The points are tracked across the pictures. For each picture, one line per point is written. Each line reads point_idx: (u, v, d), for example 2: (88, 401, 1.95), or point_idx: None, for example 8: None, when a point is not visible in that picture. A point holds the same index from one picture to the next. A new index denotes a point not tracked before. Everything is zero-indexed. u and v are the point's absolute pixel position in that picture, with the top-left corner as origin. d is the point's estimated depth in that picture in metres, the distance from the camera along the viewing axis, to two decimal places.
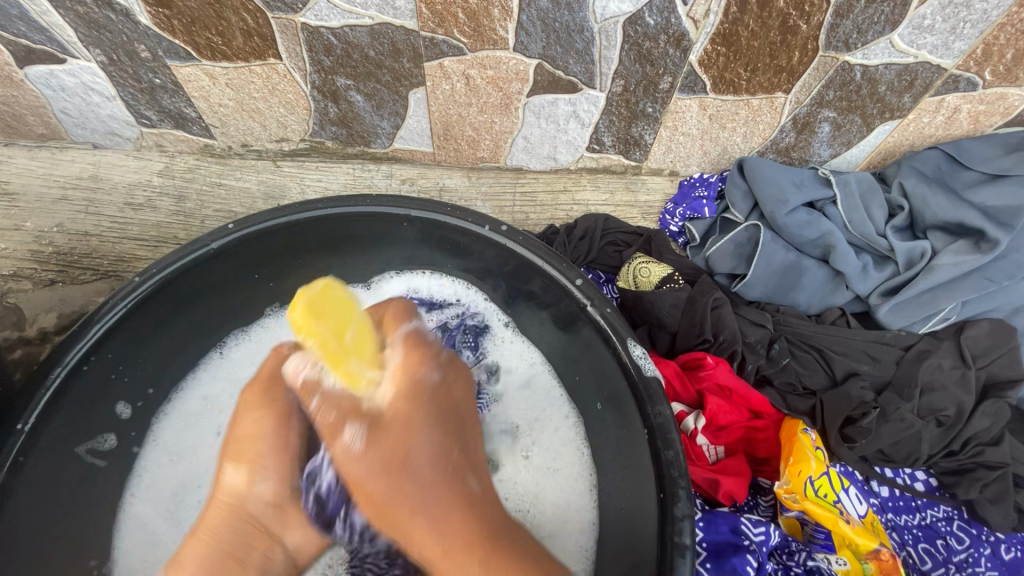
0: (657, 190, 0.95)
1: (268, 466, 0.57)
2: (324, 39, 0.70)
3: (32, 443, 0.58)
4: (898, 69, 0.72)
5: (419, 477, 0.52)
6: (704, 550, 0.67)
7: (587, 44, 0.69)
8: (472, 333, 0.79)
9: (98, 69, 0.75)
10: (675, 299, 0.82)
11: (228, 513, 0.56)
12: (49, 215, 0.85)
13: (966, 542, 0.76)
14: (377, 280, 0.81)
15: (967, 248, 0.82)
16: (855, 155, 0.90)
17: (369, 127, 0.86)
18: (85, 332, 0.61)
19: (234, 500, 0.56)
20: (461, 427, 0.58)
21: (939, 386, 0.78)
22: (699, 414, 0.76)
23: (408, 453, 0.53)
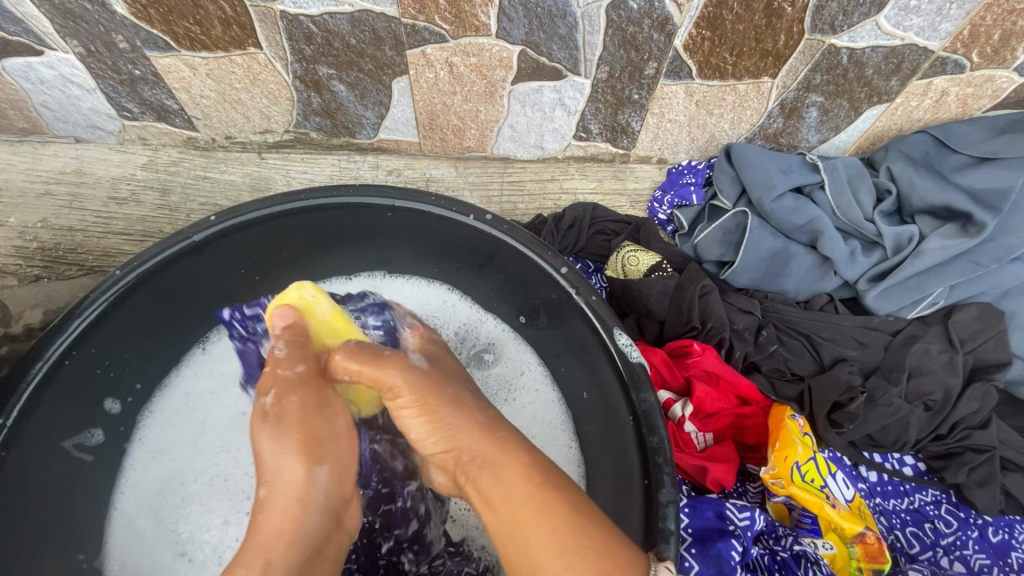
0: (645, 178, 0.94)
1: (326, 461, 0.53)
2: (305, 27, 0.69)
3: (13, 439, 0.57)
4: (885, 51, 0.72)
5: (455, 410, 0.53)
6: (690, 535, 0.67)
7: (570, 29, 0.68)
8: (462, 344, 0.79)
9: (76, 60, 0.74)
10: (664, 287, 0.82)
11: (304, 517, 0.51)
12: (32, 210, 0.84)
13: (953, 525, 0.76)
14: (365, 277, 0.82)
15: (953, 232, 0.81)
16: (843, 140, 0.89)
17: (353, 117, 0.85)
18: (66, 326, 0.60)
19: (309, 500, 0.51)
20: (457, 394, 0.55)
21: (927, 370, 0.78)
22: (686, 401, 0.76)
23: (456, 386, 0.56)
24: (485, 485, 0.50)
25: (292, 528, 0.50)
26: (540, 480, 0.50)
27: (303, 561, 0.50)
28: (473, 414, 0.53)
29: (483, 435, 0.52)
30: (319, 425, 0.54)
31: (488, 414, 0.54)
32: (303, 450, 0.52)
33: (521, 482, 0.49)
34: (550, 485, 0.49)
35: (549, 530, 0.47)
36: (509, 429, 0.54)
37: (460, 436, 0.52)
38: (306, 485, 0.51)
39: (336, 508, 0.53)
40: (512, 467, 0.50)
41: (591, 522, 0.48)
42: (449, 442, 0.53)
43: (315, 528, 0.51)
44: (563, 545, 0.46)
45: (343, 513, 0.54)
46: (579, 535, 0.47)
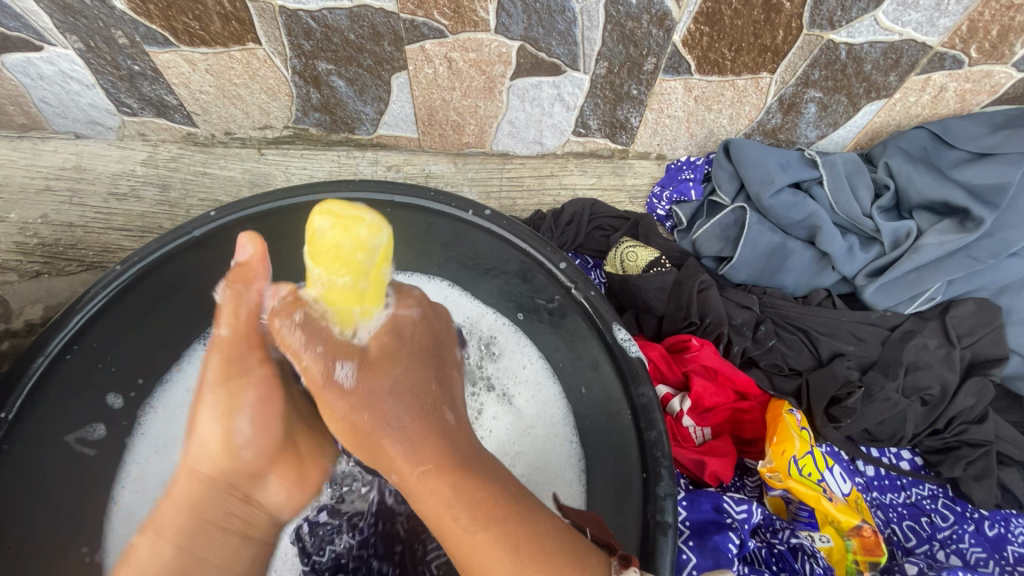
0: (645, 174, 0.95)
1: (243, 418, 0.60)
2: (304, 22, 0.69)
3: (14, 433, 0.57)
4: (883, 47, 0.72)
5: (382, 415, 0.56)
6: (687, 529, 0.68)
7: (569, 24, 0.68)
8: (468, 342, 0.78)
9: (76, 56, 0.74)
10: (662, 283, 0.82)
11: (206, 485, 0.59)
12: (33, 206, 0.84)
13: (950, 519, 0.76)
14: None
15: (951, 227, 0.81)
16: (842, 136, 0.89)
17: (352, 113, 0.85)
18: (67, 321, 0.60)
19: (214, 468, 0.59)
20: (385, 398, 0.56)
21: (924, 365, 0.78)
22: (684, 396, 0.76)
23: (388, 384, 0.57)
24: (427, 503, 0.50)
25: (195, 498, 0.58)
26: (471, 516, 0.48)
27: (198, 527, 0.56)
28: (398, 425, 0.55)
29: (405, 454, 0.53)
30: (257, 401, 0.61)
31: (415, 437, 0.54)
32: (223, 417, 0.60)
33: (442, 520, 0.49)
34: (485, 514, 0.48)
35: (498, 560, 0.46)
36: (437, 450, 0.53)
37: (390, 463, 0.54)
38: (224, 439, 0.60)
39: (248, 481, 0.60)
40: (438, 505, 0.49)
41: (528, 551, 0.46)
42: (385, 467, 0.55)
43: (217, 498, 0.59)
44: (508, 557, 0.46)
45: (253, 488, 0.61)
46: (496, 554, 0.46)
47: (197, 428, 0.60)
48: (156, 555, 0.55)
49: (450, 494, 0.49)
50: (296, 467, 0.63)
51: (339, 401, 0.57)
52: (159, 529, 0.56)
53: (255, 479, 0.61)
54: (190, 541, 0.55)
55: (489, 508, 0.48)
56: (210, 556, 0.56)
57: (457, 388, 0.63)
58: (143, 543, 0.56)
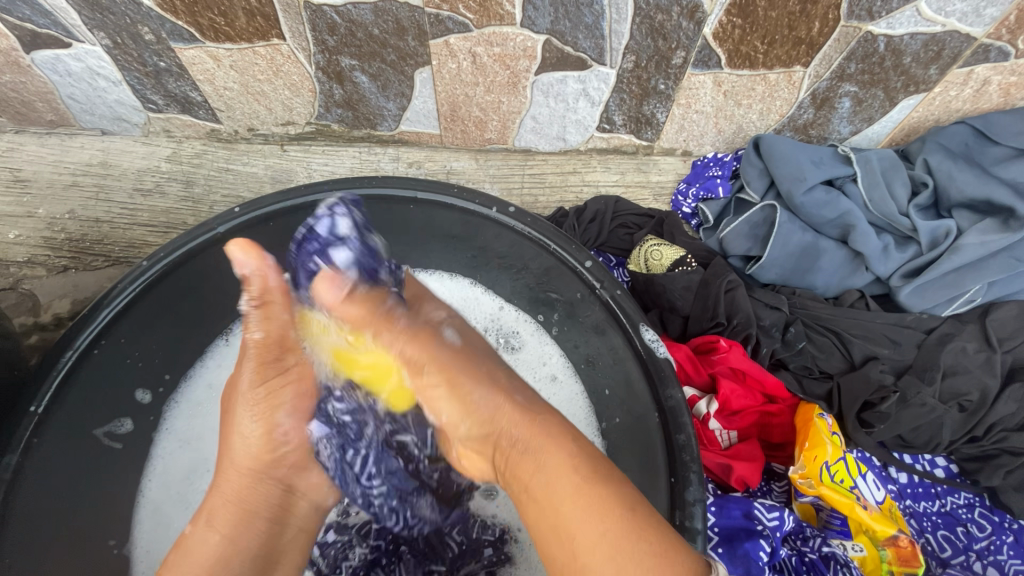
0: (670, 171, 0.93)
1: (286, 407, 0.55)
2: (328, 17, 0.68)
3: (44, 425, 0.58)
4: (925, 39, 0.69)
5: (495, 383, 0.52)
6: (716, 535, 0.66)
7: (596, 17, 0.66)
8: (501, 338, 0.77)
9: (102, 52, 0.75)
10: (688, 282, 0.81)
11: (257, 481, 0.53)
12: (60, 202, 0.85)
13: (987, 529, 0.74)
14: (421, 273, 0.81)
15: (994, 226, 0.78)
16: (877, 131, 0.87)
17: (374, 109, 0.85)
18: (95, 316, 0.61)
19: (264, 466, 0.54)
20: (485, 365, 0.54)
21: (963, 369, 0.76)
22: (711, 399, 0.75)
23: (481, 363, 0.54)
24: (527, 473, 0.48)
25: (238, 494, 0.52)
26: (588, 473, 0.46)
27: (244, 518, 0.52)
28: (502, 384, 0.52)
29: (515, 411, 0.50)
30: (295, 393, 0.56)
31: (528, 405, 0.51)
32: (262, 411, 0.54)
33: (576, 483, 0.45)
34: (597, 478, 0.46)
35: (598, 530, 0.43)
36: (549, 409, 0.51)
37: (496, 421, 0.50)
38: (265, 434, 0.54)
39: (287, 470, 0.55)
40: (557, 460, 0.47)
41: (649, 524, 0.44)
42: (491, 432, 0.50)
43: (269, 495, 0.54)
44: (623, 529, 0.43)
45: (295, 477, 0.56)
46: (644, 549, 0.42)
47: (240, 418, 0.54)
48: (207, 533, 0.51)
49: (573, 483, 0.45)
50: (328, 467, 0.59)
51: (438, 361, 0.53)
52: (207, 519, 0.51)
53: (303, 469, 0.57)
54: (238, 535, 0.51)
55: (611, 480, 0.46)
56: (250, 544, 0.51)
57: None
58: (208, 540, 0.50)
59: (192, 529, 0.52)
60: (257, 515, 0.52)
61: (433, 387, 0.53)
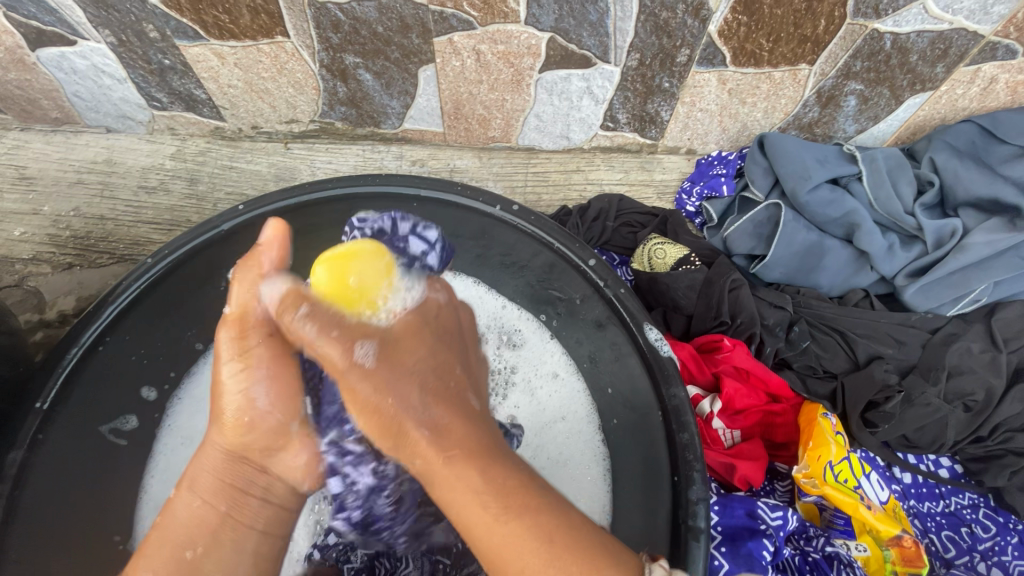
0: (673, 169, 0.93)
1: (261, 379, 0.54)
2: (332, 15, 0.68)
3: (49, 423, 0.58)
4: (932, 36, 0.69)
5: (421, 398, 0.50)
6: (720, 534, 0.66)
7: (601, 15, 0.66)
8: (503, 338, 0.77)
9: (107, 50, 0.75)
10: (691, 281, 0.80)
11: (232, 454, 0.53)
12: (66, 199, 0.85)
13: (992, 530, 0.74)
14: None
15: (1000, 226, 0.78)
16: (883, 130, 0.86)
17: (378, 107, 0.85)
18: (100, 312, 0.62)
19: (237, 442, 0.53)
20: (415, 371, 0.51)
21: (968, 369, 0.75)
22: (714, 397, 0.75)
23: (409, 362, 0.51)
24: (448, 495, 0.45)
25: (217, 470, 0.52)
26: (498, 509, 0.43)
27: (221, 489, 0.52)
28: (430, 403, 0.49)
29: (433, 440, 0.47)
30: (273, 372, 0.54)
31: (439, 420, 0.48)
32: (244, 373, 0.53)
33: (475, 519, 0.43)
34: (508, 509, 0.43)
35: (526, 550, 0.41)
36: (464, 433, 0.48)
37: (411, 443, 0.48)
38: (240, 404, 0.53)
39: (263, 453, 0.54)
40: (467, 490, 0.44)
41: (563, 555, 0.41)
42: (404, 455, 0.48)
43: (244, 473, 0.53)
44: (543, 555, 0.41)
45: (272, 459, 0.55)
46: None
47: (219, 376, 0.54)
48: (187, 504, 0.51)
49: (493, 509, 0.43)
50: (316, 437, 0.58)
51: (356, 383, 0.50)
52: (192, 486, 0.52)
53: (276, 450, 0.55)
54: (221, 504, 0.51)
55: (527, 507, 0.43)
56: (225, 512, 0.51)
57: (475, 373, 0.58)
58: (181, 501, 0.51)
59: (177, 496, 0.52)
60: (244, 495, 0.52)
61: (360, 403, 0.50)
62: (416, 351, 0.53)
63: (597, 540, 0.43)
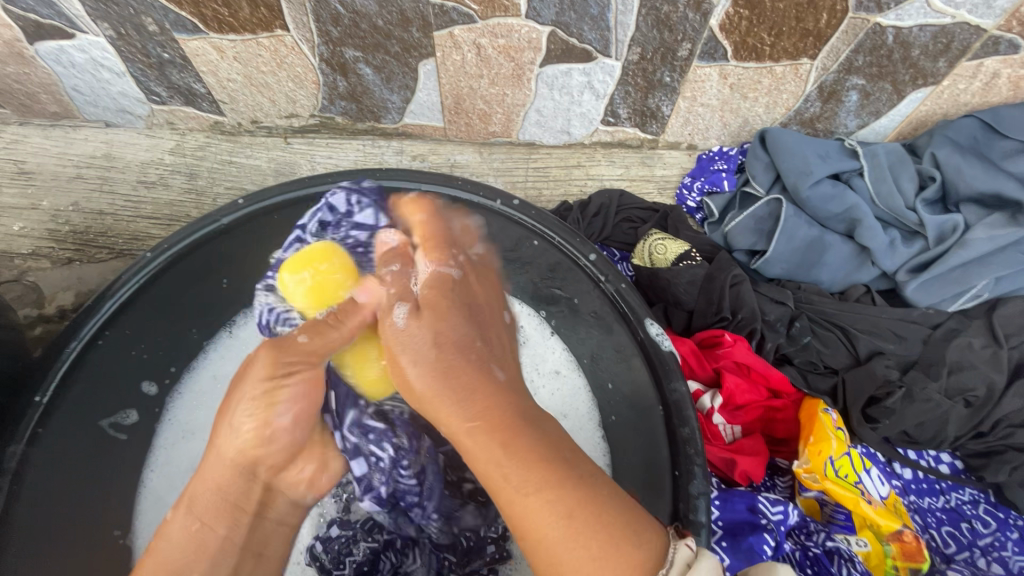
0: (674, 165, 0.92)
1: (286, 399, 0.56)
2: (332, 8, 0.68)
3: (48, 417, 0.58)
4: (934, 31, 0.69)
5: (443, 369, 0.56)
6: (720, 529, 0.66)
7: (602, 9, 0.66)
8: None
9: (106, 43, 0.74)
10: (692, 276, 0.80)
11: (238, 474, 0.54)
12: (65, 193, 0.85)
13: (992, 526, 0.74)
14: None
15: (1002, 221, 0.78)
16: (884, 126, 0.86)
17: (379, 101, 0.84)
18: (98, 308, 0.62)
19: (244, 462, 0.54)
20: (440, 345, 0.57)
21: (969, 365, 0.75)
22: (715, 393, 0.75)
23: (437, 337, 0.58)
24: (478, 460, 0.49)
25: (221, 489, 0.54)
26: (523, 477, 0.47)
27: (225, 510, 0.53)
28: (457, 374, 0.55)
29: (456, 409, 0.52)
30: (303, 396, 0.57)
31: (464, 390, 0.53)
32: (266, 401, 0.55)
33: (501, 487, 0.47)
34: (545, 484, 0.46)
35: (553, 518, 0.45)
36: (488, 405, 0.52)
37: (438, 408, 0.54)
38: (255, 428, 0.55)
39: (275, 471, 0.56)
40: (489, 458, 0.48)
41: (583, 526, 0.44)
42: (437, 419, 0.54)
43: (249, 491, 0.55)
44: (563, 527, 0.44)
45: (281, 474, 0.57)
46: (578, 550, 0.43)
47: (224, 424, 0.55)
48: (186, 527, 0.52)
49: (517, 474, 0.47)
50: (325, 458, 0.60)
51: (396, 350, 0.58)
52: (191, 505, 0.53)
53: (282, 470, 0.57)
54: (220, 524, 0.53)
55: (549, 480, 0.46)
56: (221, 530, 0.52)
57: (502, 347, 0.61)
58: (183, 526, 0.52)
59: (176, 514, 0.54)
60: (240, 512, 0.54)
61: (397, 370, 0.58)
62: (442, 325, 0.58)
63: (620, 519, 0.45)
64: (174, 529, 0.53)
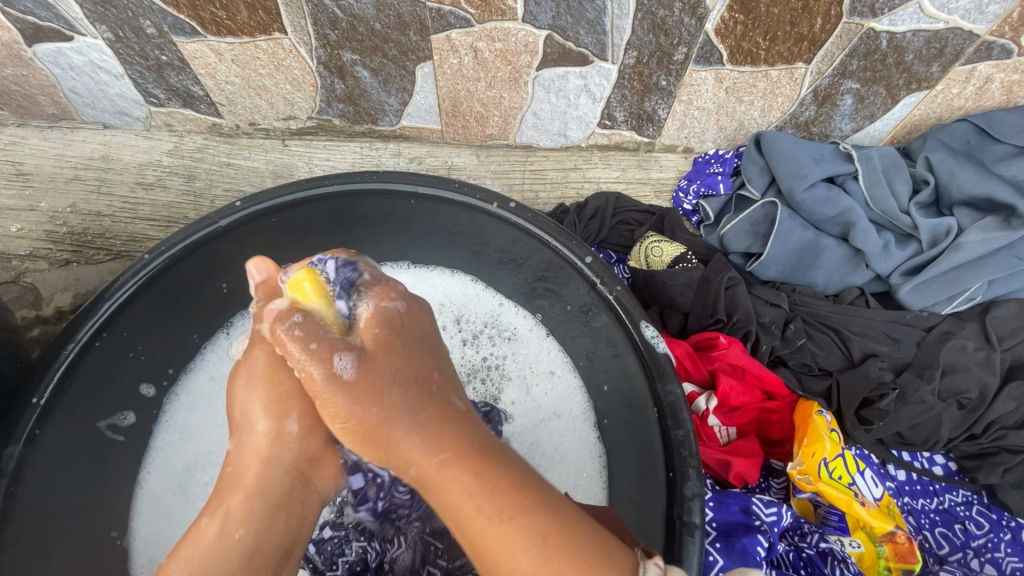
0: (670, 167, 0.93)
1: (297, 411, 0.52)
2: (329, 12, 0.68)
3: (47, 417, 0.57)
4: (928, 36, 0.69)
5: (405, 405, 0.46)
6: (714, 530, 0.66)
7: (598, 13, 0.66)
8: (498, 336, 0.78)
9: (105, 46, 0.75)
10: (688, 279, 0.81)
11: (268, 470, 0.50)
12: (62, 195, 0.85)
13: (985, 527, 0.74)
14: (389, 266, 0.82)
15: (995, 225, 0.78)
16: (879, 129, 0.87)
17: (376, 104, 0.85)
18: (95, 309, 0.60)
19: (269, 456, 0.51)
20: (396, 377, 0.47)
21: (961, 367, 0.76)
22: (710, 395, 0.75)
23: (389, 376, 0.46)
24: (452, 497, 0.43)
25: (251, 486, 0.49)
26: (492, 510, 0.42)
27: (265, 512, 0.49)
28: (408, 411, 0.46)
29: (422, 454, 0.45)
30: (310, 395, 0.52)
31: (425, 426, 0.46)
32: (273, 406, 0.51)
33: (469, 520, 0.42)
34: (505, 513, 0.42)
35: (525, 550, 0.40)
36: (456, 440, 0.45)
37: (397, 457, 0.45)
38: (274, 431, 0.51)
39: (303, 468, 0.52)
40: (459, 498, 0.43)
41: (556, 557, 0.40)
42: (396, 464, 0.46)
43: (288, 490, 0.51)
44: (543, 554, 0.40)
45: (311, 473, 0.53)
46: None
47: (253, 424, 0.51)
48: (223, 536, 0.47)
49: (492, 506, 0.42)
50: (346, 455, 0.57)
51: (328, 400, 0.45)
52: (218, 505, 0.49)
53: (315, 466, 0.53)
54: (256, 526, 0.48)
55: (520, 505, 0.42)
56: (256, 531, 0.48)
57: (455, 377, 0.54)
58: (210, 529, 0.48)
59: (205, 522, 0.48)
60: (278, 512, 0.49)
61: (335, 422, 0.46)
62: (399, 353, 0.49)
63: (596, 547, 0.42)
64: (202, 537, 0.47)
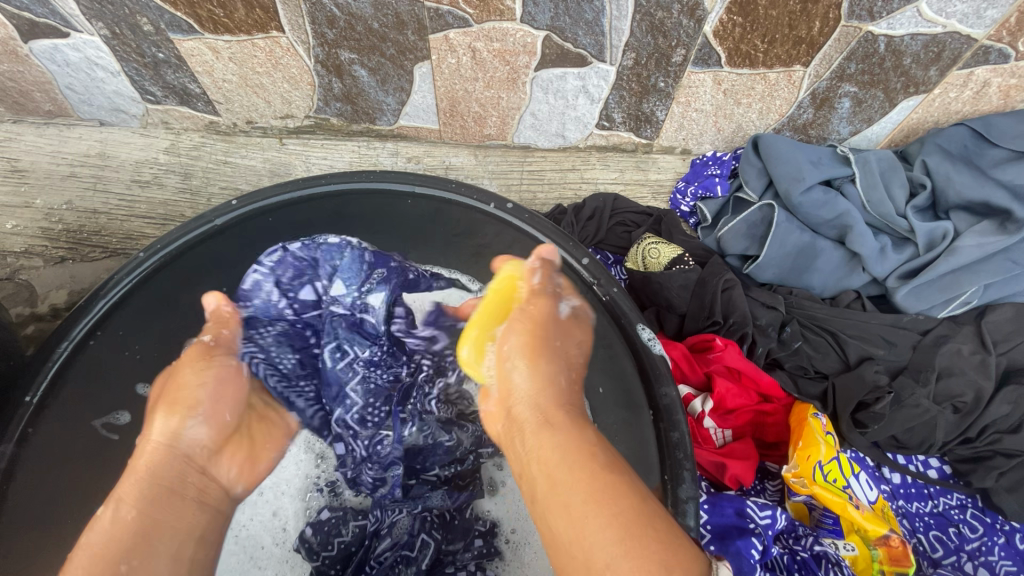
0: (668, 169, 0.93)
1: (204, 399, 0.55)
2: (327, 11, 0.68)
3: (40, 416, 0.58)
4: (925, 40, 0.69)
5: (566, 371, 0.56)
6: (709, 532, 0.67)
7: (596, 14, 0.66)
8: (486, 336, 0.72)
9: (101, 42, 0.74)
10: (685, 280, 0.80)
11: (172, 455, 0.52)
12: (58, 192, 0.85)
13: (979, 530, 0.74)
14: None
15: (991, 229, 0.78)
16: (876, 133, 0.87)
17: (374, 103, 0.84)
18: (91, 307, 0.62)
19: (171, 445, 0.52)
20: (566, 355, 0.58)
21: (957, 371, 0.76)
22: (706, 397, 0.75)
23: (570, 345, 0.59)
24: (554, 449, 0.47)
25: (155, 467, 0.50)
26: (599, 465, 0.46)
27: (161, 492, 0.49)
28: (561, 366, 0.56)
29: (552, 403, 0.52)
30: (225, 386, 0.57)
31: (563, 394, 0.53)
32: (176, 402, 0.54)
33: (579, 468, 0.45)
34: (607, 470, 0.46)
35: (612, 509, 0.42)
36: (581, 416, 0.52)
37: (529, 401, 0.52)
38: (180, 422, 0.53)
39: (205, 457, 0.53)
40: (571, 446, 0.47)
41: (640, 511, 0.43)
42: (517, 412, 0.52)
43: (183, 473, 0.51)
44: (621, 514, 0.42)
45: (212, 463, 0.54)
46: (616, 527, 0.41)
47: (149, 427, 0.53)
48: (119, 518, 0.47)
49: (596, 467, 0.46)
50: (251, 449, 0.59)
51: (522, 332, 0.58)
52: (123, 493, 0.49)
53: (217, 455, 0.55)
54: (153, 506, 0.47)
55: (616, 473, 0.46)
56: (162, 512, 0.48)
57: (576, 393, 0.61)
58: (121, 514, 0.47)
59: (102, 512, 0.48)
60: (179, 495, 0.50)
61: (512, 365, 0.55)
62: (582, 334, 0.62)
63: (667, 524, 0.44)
64: (102, 522, 0.47)
